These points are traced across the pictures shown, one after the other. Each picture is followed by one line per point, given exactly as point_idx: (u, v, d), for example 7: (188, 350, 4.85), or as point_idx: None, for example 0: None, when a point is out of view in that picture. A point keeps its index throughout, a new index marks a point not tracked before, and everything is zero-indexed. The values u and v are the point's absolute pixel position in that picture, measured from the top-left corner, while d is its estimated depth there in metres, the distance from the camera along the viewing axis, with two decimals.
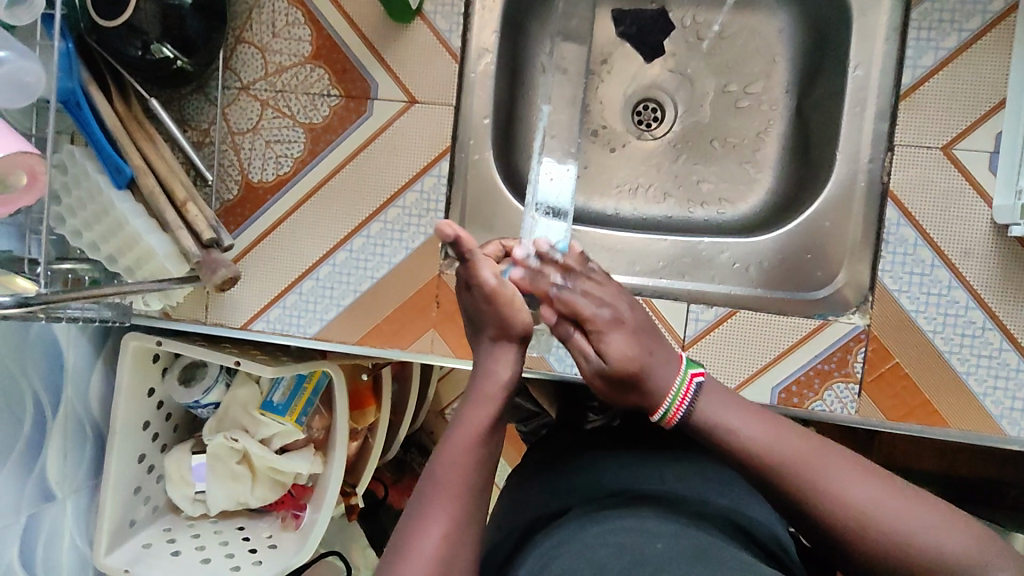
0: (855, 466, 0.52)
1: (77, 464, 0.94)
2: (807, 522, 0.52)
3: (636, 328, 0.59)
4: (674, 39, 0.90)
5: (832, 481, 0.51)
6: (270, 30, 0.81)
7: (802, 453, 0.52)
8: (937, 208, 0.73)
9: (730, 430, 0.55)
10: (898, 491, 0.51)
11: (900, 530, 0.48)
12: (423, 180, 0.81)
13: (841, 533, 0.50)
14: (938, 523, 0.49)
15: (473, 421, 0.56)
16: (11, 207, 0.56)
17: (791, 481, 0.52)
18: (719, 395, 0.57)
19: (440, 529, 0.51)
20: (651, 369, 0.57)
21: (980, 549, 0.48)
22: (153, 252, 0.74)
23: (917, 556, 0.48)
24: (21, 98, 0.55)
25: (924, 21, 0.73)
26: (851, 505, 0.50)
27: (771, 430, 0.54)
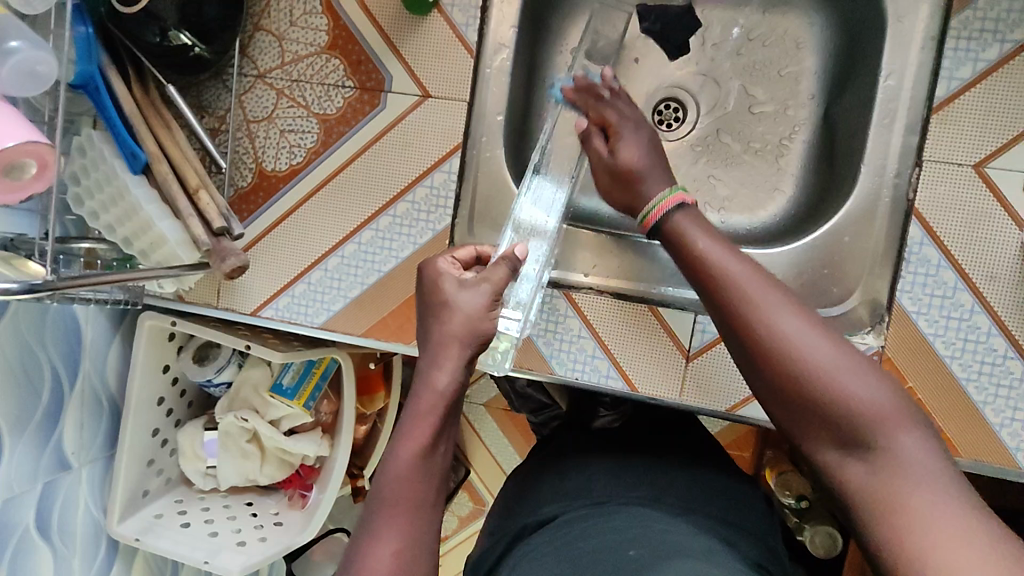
0: (798, 308, 0.51)
1: (93, 435, 0.97)
2: (733, 338, 0.52)
3: (651, 144, 0.68)
4: (700, 37, 0.87)
5: (767, 309, 0.50)
6: (288, 19, 0.81)
7: (748, 277, 0.52)
8: (964, 229, 0.70)
9: (691, 241, 0.57)
10: (832, 337, 0.49)
11: (817, 365, 0.47)
12: (434, 176, 0.81)
13: (759, 351, 0.50)
14: (860, 375, 0.47)
15: (415, 435, 0.53)
16: (21, 193, 0.56)
17: (729, 298, 0.52)
18: (694, 219, 0.59)
19: (394, 543, 0.51)
20: (646, 173, 0.65)
21: (894, 406, 0.46)
22: (164, 237, 0.75)
23: (825, 395, 0.47)
24: (33, 87, 0.55)
25: (964, 31, 0.69)
26: (779, 333, 0.49)
27: (726, 253, 0.55)
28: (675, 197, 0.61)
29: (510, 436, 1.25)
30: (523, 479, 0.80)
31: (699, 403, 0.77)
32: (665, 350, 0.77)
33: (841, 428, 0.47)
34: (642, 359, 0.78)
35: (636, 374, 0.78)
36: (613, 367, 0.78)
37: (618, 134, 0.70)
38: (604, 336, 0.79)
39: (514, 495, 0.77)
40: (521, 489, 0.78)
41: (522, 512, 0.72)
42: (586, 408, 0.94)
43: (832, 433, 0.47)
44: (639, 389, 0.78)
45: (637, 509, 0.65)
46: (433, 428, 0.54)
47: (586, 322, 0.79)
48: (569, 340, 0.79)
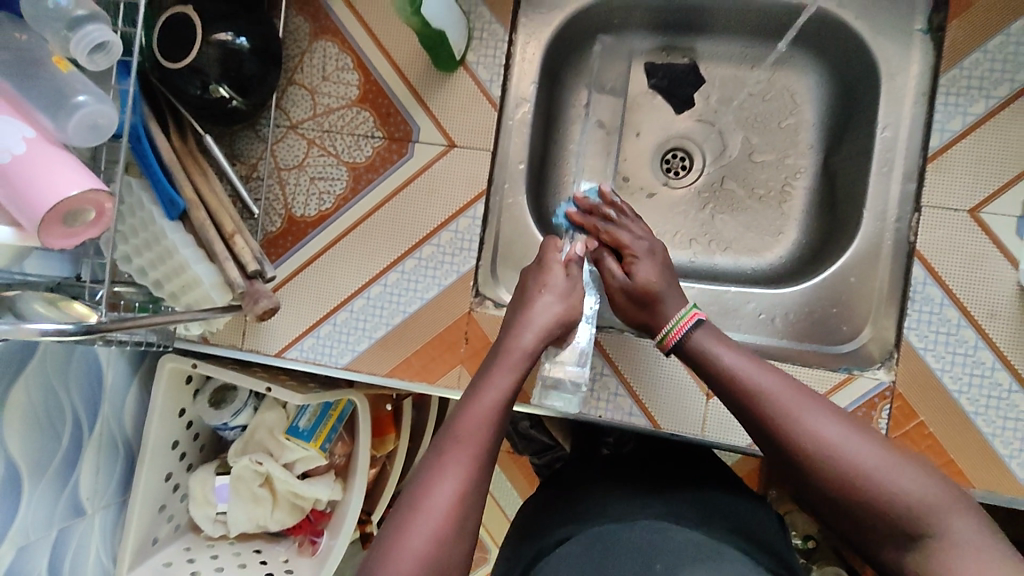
0: (829, 411, 0.60)
1: (108, 480, 0.97)
2: (779, 450, 0.60)
3: (662, 265, 0.76)
4: (704, 92, 0.93)
5: (802, 415, 0.59)
6: (321, 74, 0.86)
7: (781, 390, 0.61)
8: (963, 270, 0.74)
9: (718, 359, 0.66)
10: (865, 434, 0.58)
11: (859, 464, 0.55)
12: (458, 220, 0.84)
13: (805, 459, 0.58)
14: (899, 470, 0.55)
15: (498, 384, 0.66)
16: (77, 238, 0.58)
17: (762, 406, 0.61)
18: (711, 333, 0.69)
19: (460, 476, 0.59)
20: (664, 295, 0.73)
21: (936, 493, 0.54)
22: (200, 280, 0.77)
23: (877, 492, 0.54)
24: (93, 139, 0.58)
25: (953, 88, 0.75)
26: (819, 438, 0.58)
27: (756, 367, 0.64)
28: (692, 316, 0.70)
29: (513, 477, 1.24)
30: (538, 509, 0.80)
31: (718, 438, 0.79)
32: (682, 387, 0.80)
33: (897, 524, 0.54)
34: (660, 395, 0.80)
35: (657, 410, 0.80)
36: (635, 403, 0.81)
37: (630, 263, 0.77)
38: (626, 373, 0.81)
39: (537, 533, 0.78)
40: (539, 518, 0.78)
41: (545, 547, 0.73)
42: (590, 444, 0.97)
43: (890, 530, 0.54)
44: (662, 425, 0.80)
45: (652, 522, 0.66)
46: (511, 386, 0.67)
47: (607, 359, 0.82)
48: (592, 378, 0.82)
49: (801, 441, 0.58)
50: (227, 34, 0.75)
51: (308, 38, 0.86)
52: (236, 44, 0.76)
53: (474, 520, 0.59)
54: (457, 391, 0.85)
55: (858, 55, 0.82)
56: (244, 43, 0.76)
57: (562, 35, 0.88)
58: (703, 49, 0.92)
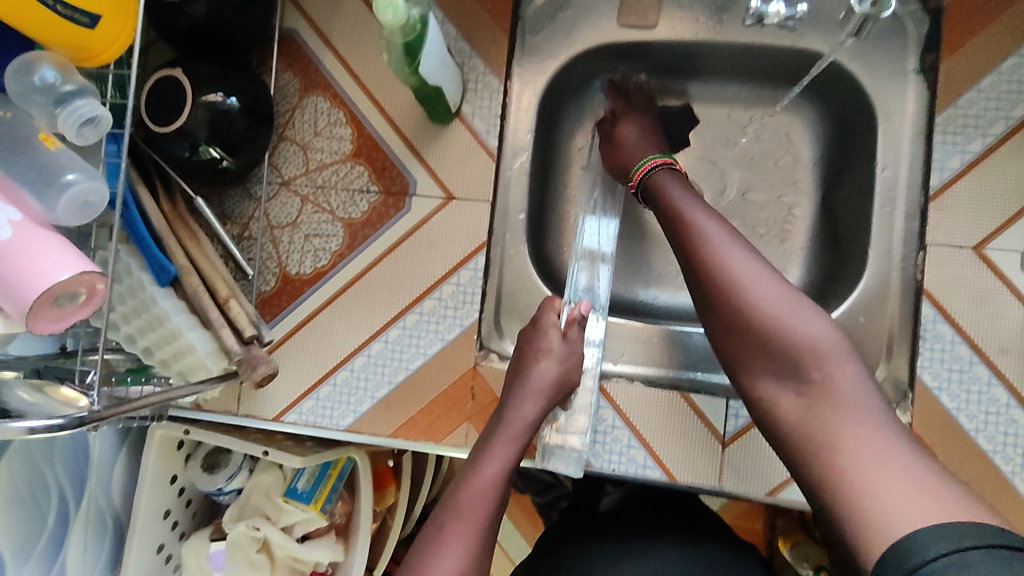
0: (756, 255, 0.67)
1: (96, 559, 0.91)
2: (698, 273, 0.68)
3: (643, 129, 0.84)
4: (700, 133, 0.93)
5: (730, 257, 0.66)
6: (313, 129, 0.84)
7: (720, 234, 0.68)
8: (972, 307, 0.74)
9: (669, 194, 0.73)
10: (782, 281, 0.66)
11: (765, 305, 0.64)
12: (459, 273, 0.82)
13: (719, 287, 0.66)
14: (804, 312, 0.64)
15: (499, 456, 0.65)
16: (63, 322, 0.55)
17: (700, 250, 0.68)
18: (670, 177, 0.76)
19: (460, 555, 0.58)
20: (633, 143, 0.82)
21: (830, 342, 0.62)
22: (193, 348, 0.74)
23: (776, 332, 0.63)
24: (82, 217, 0.56)
25: (949, 126, 0.75)
26: (739, 280, 0.65)
27: (699, 207, 0.71)
28: (663, 158, 0.78)
29: (516, 519, 1.20)
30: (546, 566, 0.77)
31: (738, 489, 0.77)
32: (696, 437, 0.78)
33: (789, 357, 0.63)
34: (676, 446, 0.78)
35: (672, 461, 0.78)
36: (650, 456, 0.78)
37: (615, 118, 0.85)
38: (640, 426, 0.79)
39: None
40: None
41: None
42: (591, 492, 0.95)
43: (783, 364, 0.63)
44: (678, 477, 0.78)
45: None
46: (511, 455, 0.66)
47: (620, 412, 0.79)
48: (606, 431, 0.79)
49: (722, 277, 0.66)
50: (217, 95, 0.73)
51: (298, 93, 0.84)
52: (226, 105, 0.74)
53: None
54: (464, 449, 0.82)
55: (853, 95, 0.83)
56: (234, 103, 0.75)
57: (557, 83, 0.87)
58: (696, 91, 0.92)
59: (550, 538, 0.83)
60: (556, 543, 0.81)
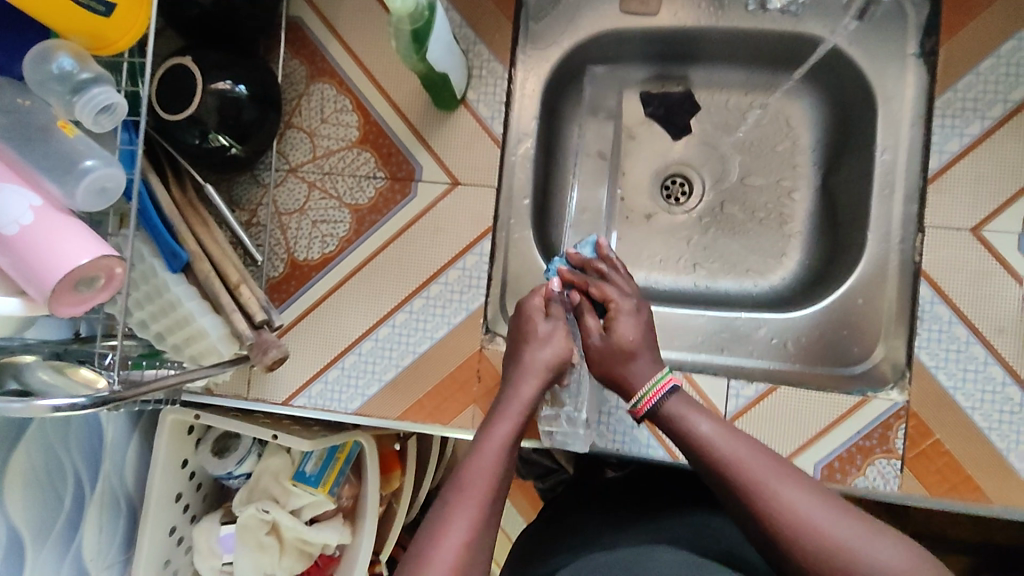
0: (803, 481, 0.59)
1: (111, 539, 0.93)
2: (751, 520, 0.58)
3: (645, 323, 0.72)
4: (701, 119, 0.94)
5: (778, 490, 0.57)
6: (319, 116, 0.85)
7: (752, 458, 0.60)
8: (968, 287, 0.75)
9: (692, 426, 0.64)
10: (837, 505, 0.57)
11: (832, 537, 0.54)
12: (465, 258, 0.84)
13: (774, 532, 0.56)
14: (874, 538, 0.54)
15: (500, 433, 0.64)
16: (86, 305, 0.56)
17: (742, 485, 0.59)
18: (683, 403, 0.66)
19: (465, 532, 0.57)
20: (641, 353, 0.69)
21: (914, 564, 0.53)
22: (205, 332, 0.75)
23: (849, 565, 0.53)
24: (100, 203, 0.57)
25: (948, 110, 0.76)
26: (795, 514, 0.56)
27: (728, 438, 0.62)
28: (669, 380, 0.68)
29: (515, 500, 1.21)
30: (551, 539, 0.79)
31: None
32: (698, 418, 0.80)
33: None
34: None
35: (674, 440, 0.80)
36: (652, 435, 0.80)
37: (611, 315, 0.73)
38: None
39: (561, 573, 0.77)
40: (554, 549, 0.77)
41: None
42: (593, 469, 0.95)
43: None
44: (680, 455, 0.80)
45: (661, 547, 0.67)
46: (513, 430, 0.65)
47: (622, 393, 0.81)
48: (609, 412, 0.81)
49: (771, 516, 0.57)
50: (226, 83, 0.74)
51: (304, 81, 0.85)
52: (235, 93, 0.75)
53: None
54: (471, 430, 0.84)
55: (853, 80, 0.84)
56: (243, 91, 0.76)
57: (560, 69, 0.88)
58: (698, 77, 0.93)
59: (554, 513, 0.86)
60: (560, 518, 0.83)
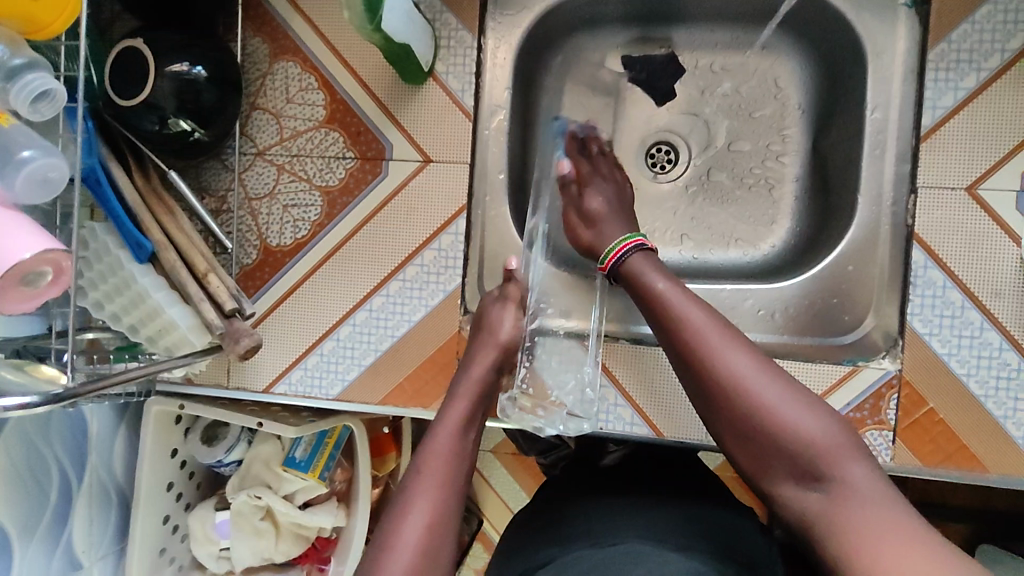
0: (748, 347, 0.63)
1: (103, 530, 0.94)
2: (694, 380, 0.64)
3: (616, 198, 0.82)
4: (685, 82, 0.90)
5: (724, 353, 0.62)
6: (284, 96, 0.82)
7: (705, 322, 0.64)
8: (964, 250, 0.72)
9: (650, 284, 0.69)
10: (778, 377, 0.62)
11: (764, 398, 0.60)
12: (440, 238, 0.81)
13: (718, 386, 0.62)
14: (803, 408, 0.60)
15: (454, 411, 0.66)
16: (37, 301, 0.55)
17: (689, 339, 0.64)
18: (648, 259, 0.72)
19: (427, 512, 0.58)
20: (606, 220, 0.79)
21: (835, 438, 0.59)
22: (175, 324, 0.73)
23: (779, 431, 0.59)
24: (43, 194, 0.55)
25: (941, 63, 0.72)
26: (736, 374, 0.61)
27: (688, 304, 0.66)
28: (635, 240, 0.74)
29: (519, 478, 1.20)
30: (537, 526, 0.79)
31: None
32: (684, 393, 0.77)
33: (788, 450, 0.59)
34: (663, 402, 0.78)
35: (661, 418, 0.78)
36: (637, 413, 0.78)
37: (583, 184, 0.83)
38: (625, 383, 0.79)
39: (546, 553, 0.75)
40: (539, 533, 0.77)
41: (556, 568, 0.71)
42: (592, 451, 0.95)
43: (776, 462, 0.60)
44: (667, 432, 0.78)
45: (637, 542, 0.67)
46: (467, 411, 0.67)
47: (605, 370, 0.79)
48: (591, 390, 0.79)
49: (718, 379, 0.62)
50: (182, 65, 0.71)
51: (268, 59, 0.82)
52: (193, 74, 0.72)
53: (446, 558, 0.57)
54: None
55: (841, 34, 0.79)
56: (201, 72, 0.73)
57: (534, 36, 0.84)
58: (680, 38, 0.89)
59: (542, 495, 0.85)
60: (548, 502, 0.82)
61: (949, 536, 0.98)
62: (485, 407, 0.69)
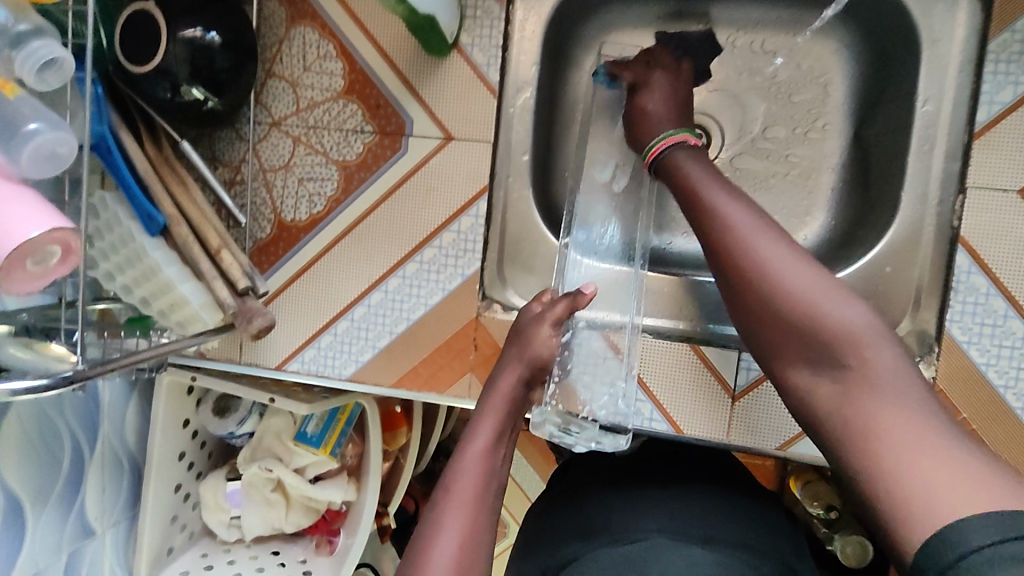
0: (791, 245, 0.54)
1: (115, 497, 0.94)
2: (722, 271, 0.55)
3: (674, 99, 0.71)
4: (722, 61, 0.85)
5: (752, 242, 0.53)
6: (302, 64, 0.78)
7: (741, 213, 0.55)
8: (1013, 257, 0.68)
9: (690, 176, 0.61)
10: (814, 267, 0.52)
11: (795, 289, 0.51)
12: (460, 220, 0.78)
13: (743, 277, 0.53)
14: (838, 298, 0.50)
15: (482, 427, 0.58)
16: (46, 282, 0.53)
17: (718, 233, 0.55)
18: (694, 158, 0.63)
19: (457, 535, 0.51)
20: (654, 121, 0.70)
21: (868, 327, 0.49)
22: (187, 300, 0.72)
23: (804, 318, 0.50)
24: (51, 169, 0.52)
25: (1004, 53, 0.67)
26: (764, 262, 0.52)
27: (726, 193, 0.57)
28: (678, 138, 0.66)
29: (527, 454, 1.19)
30: (554, 519, 0.78)
31: (746, 442, 0.75)
32: (705, 389, 0.76)
33: (818, 343, 0.50)
34: (684, 398, 0.76)
35: (680, 414, 0.76)
36: (656, 409, 0.77)
37: (640, 87, 0.74)
38: (646, 377, 0.77)
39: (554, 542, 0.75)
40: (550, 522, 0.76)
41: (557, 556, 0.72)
42: None
43: (806, 352, 0.51)
44: (685, 429, 0.77)
45: (653, 536, 0.66)
46: (498, 428, 0.59)
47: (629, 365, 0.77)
48: None
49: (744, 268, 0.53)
50: (196, 30, 0.68)
51: (285, 24, 0.78)
52: (206, 40, 0.69)
53: None
54: (467, 399, 0.81)
55: (895, 17, 0.74)
56: (215, 38, 0.69)
57: (565, 7, 0.80)
58: (719, 14, 0.84)
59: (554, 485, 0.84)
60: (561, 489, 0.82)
61: None
62: (517, 426, 0.61)
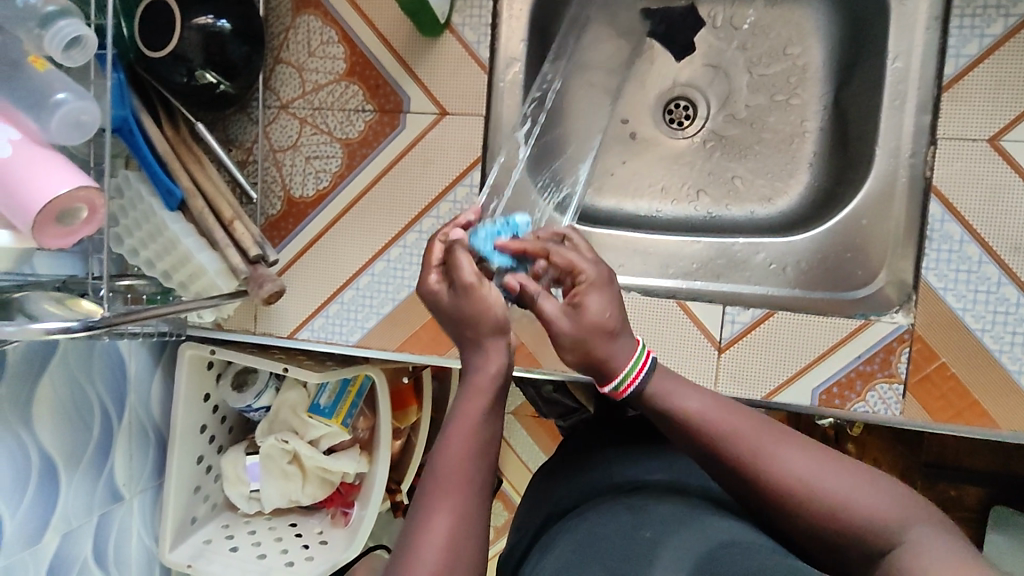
0: (797, 441, 0.55)
1: (142, 466, 1.00)
2: (749, 492, 0.54)
3: (613, 298, 0.60)
4: (704, 35, 0.89)
5: (769, 451, 0.53)
6: (306, 50, 0.84)
7: (747, 425, 0.55)
8: (985, 203, 0.70)
9: (682, 400, 0.57)
10: (829, 458, 0.53)
11: (829, 491, 0.51)
12: (456, 190, 0.83)
13: (777, 498, 0.52)
14: (867, 486, 0.51)
15: (470, 406, 0.57)
16: (74, 238, 0.59)
17: (732, 454, 0.54)
18: (670, 375, 0.60)
19: (445, 526, 0.51)
20: (618, 340, 0.59)
21: (899, 505, 0.51)
22: (204, 268, 0.77)
23: (844, 515, 0.50)
24: (78, 136, 0.58)
25: (967, 9, 0.70)
26: (793, 475, 0.52)
27: (724, 412, 0.56)
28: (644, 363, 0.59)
29: (536, 436, 1.23)
30: (554, 476, 0.82)
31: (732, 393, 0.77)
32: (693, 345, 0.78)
33: (867, 539, 0.50)
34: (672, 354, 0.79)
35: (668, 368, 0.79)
36: None
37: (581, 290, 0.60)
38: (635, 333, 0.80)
39: (549, 493, 0.79)
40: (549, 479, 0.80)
41: (549, 504, 0.76)
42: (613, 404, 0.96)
43: (861, 553, 0.50)
44: None
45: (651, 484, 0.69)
46: (486, 408, 0.57)
47: None
48: None
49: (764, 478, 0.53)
50: (208, 18, 0.74)
51: (290, 13, 0.84)
52: (218, 27, 0.74)
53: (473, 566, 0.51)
54: None
55: None
56: (226, 25, 0.75)
57: None
58: None
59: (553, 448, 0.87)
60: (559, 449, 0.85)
61: (964, 498, 0.99)
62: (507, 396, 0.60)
